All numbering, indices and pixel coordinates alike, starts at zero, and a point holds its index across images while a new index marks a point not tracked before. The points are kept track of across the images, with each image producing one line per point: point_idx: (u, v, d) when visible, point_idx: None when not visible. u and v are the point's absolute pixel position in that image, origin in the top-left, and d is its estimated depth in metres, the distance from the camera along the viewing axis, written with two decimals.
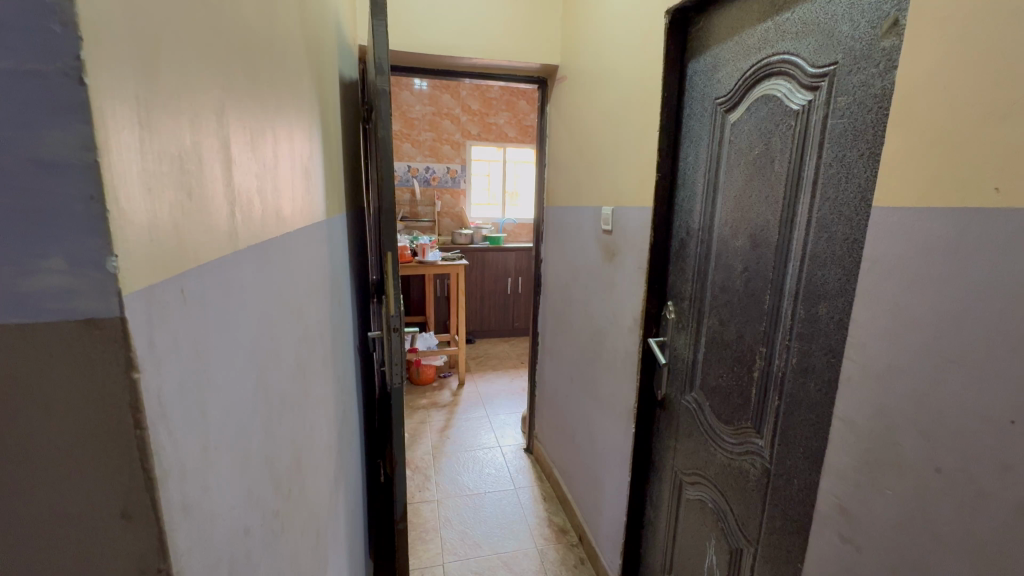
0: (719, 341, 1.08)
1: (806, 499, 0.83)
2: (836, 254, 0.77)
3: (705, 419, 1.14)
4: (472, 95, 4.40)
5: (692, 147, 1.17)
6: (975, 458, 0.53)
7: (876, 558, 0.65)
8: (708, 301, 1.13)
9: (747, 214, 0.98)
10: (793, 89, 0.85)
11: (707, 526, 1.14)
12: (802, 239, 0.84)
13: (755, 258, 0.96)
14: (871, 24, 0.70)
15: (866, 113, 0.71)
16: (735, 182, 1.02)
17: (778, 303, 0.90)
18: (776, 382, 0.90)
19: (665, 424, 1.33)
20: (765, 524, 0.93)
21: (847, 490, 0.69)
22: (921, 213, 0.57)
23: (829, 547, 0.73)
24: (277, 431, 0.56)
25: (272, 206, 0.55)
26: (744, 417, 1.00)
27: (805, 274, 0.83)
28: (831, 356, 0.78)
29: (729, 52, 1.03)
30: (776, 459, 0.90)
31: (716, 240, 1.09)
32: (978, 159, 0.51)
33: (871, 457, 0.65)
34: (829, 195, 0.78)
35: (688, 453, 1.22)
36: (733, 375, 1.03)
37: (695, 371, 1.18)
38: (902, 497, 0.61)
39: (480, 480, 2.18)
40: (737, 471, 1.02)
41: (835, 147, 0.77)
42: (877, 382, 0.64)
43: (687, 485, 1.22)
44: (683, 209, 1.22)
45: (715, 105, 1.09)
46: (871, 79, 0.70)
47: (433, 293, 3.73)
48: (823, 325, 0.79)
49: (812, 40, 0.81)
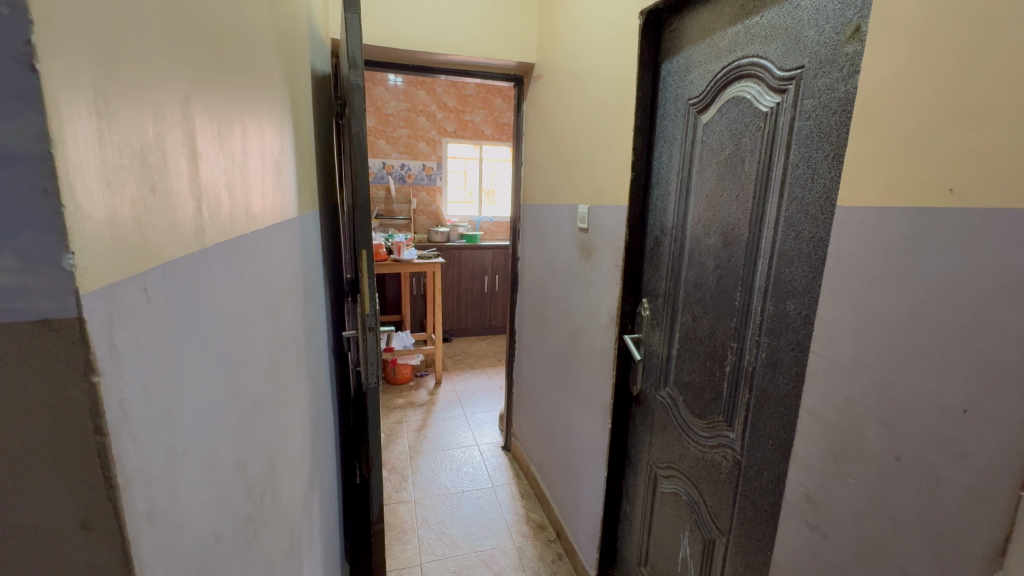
0: (692, 338, 1.10)
1: (774, 488, 0.86)
2: (802, 252, 0.79)
3: (679, 413, 1.16)
4: (448, 92, 4.37)
5: (666, 146, 1.19)
6: (932, 446, 0.55)
7: (841, 545, 0.68)
8: (681, 297, 1.15)
9: (718, 213, 1.01)
10: (762, 91, 0.88)
11: (680, 516, 1.17)
12: (770, 238, 0.87)
13: (726, 256, 0.98)
14: (835, 30, 0.72)
15: (830, 116, 0.74)
16: (707, 181, 1.04)
17: (749, 300, 0.92)
18: (748, 377, 0.93)
19: (640, 419, 1.35)
20: (736, 514, 0.96)
21: (814, 480, 0.72)
22: (881, 214, 0.60)
23: (797, 535, 0.76)
24: (249, 434, 0.55)
25: (240, 202, 0.53)
26: (716, 411, 1.02)
27: (774, 272, 0.86)
28: (798, 351, 0.80)
29: (701, 54, 1.05)
30: (748, 452, 0.92)
31: (689, 238, 1.12)
32: (935, 162, 0.54)
33: (835, 447, 0.68)
34: (797, 194, 0.80)
35: (662, 446, 1.24)
36: (705, 370, 1.06)
37: (669, 367, 1.21)
38: (865, 486, 0.64)
39: (458, 479, 2.17)
40: (710, 464, 1.04)
41: (802, 148, 0.79)
42: (842, 375, 0.67)
43: (662, 478, 1.25)
44: (657, 208, 1.24)
45: (687, 106, 1.11)
46: (836, 84, 0.72)
47: (409, 292, 3.70)
48: (791, 321, 0.82)
49: (779, 44, 0.83)
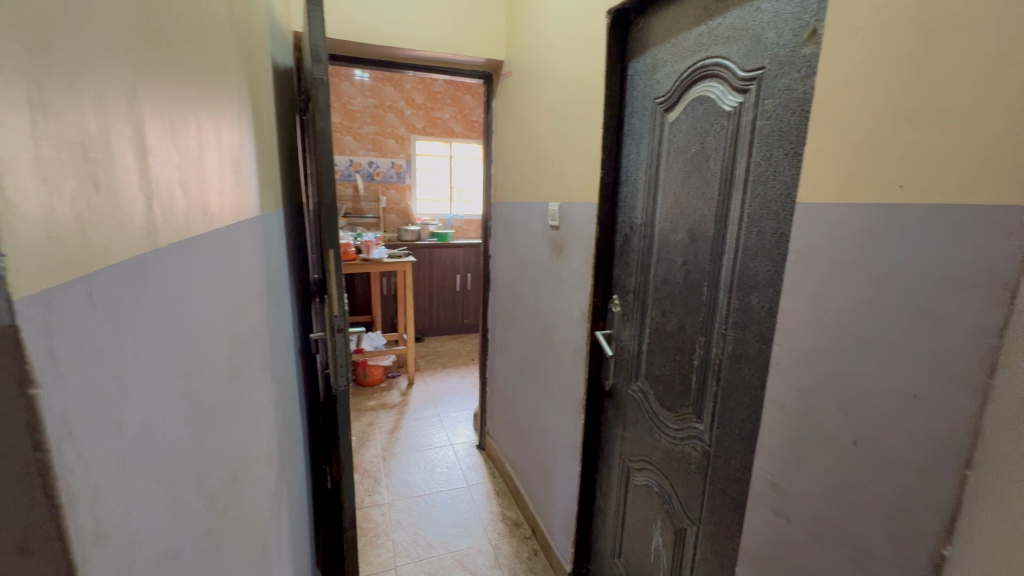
0: (662, 332, 1.13)
1: (741, 477, 0.89)
2: (765, 247, 0.82)
3: (650, 406, 1.19)
4: (416, 88, 4.31)
5: (635, 144, 1.21)
6: (887, 431, 0.58)
7: (804, 528, 0.70)
8: (651, 293, 1.17)
9: (684, 211, 1.03)
10: (725, 91, 0.90)
11: (653, 508, 1.19)
12: (735, 234, 0.89)
13: (693, 252, 1.01)
14: (793, 32, 0.74)
15: (790, 115, 0.76)
16: (674, 178, 1.07)
17: (715, 295, 0.95)
18: (715, 369, 0.95)
19: (613, 414, 1.37)
20: (706, 503, 0.98)
21: (778, 467, 0.74)
22: (838, 211, 0.63)
23: (763, 521, 0.78)
24: (209, 442, 0.52)
25: (196, 199, 0.50)
26: (685, 404, 1.05)
27: (738, 267, 0.88)
28: (762, 343, 0.83)
29: (666, 54, 1.07)
30: (715, 442, 0.95)
31: (657, 235, 1.14)
32: (887, 160, 0.56)
33: (798, 435, 0.71)
34: (759, 191, 0.83)
35: (634, 440, 1.26)
36: (674, 364, 1.08)
37: (639, 361, 1.23)
38: (825, 471, 0.66)
39: (432, 480, 2.15)
40: (680, 455, 1.07)
41: (763, 146, 0.81)
42: (803, 365, 0.69)
43: (634, 471, 1.27)
44: (626, 205, 1.26)
45: (654, 104, 1.13)
46: (795, 84, 0.75)
47: (379, 292, 3.64)
48: (755, 314, 0.85)
49: (741, 45, 0.86)
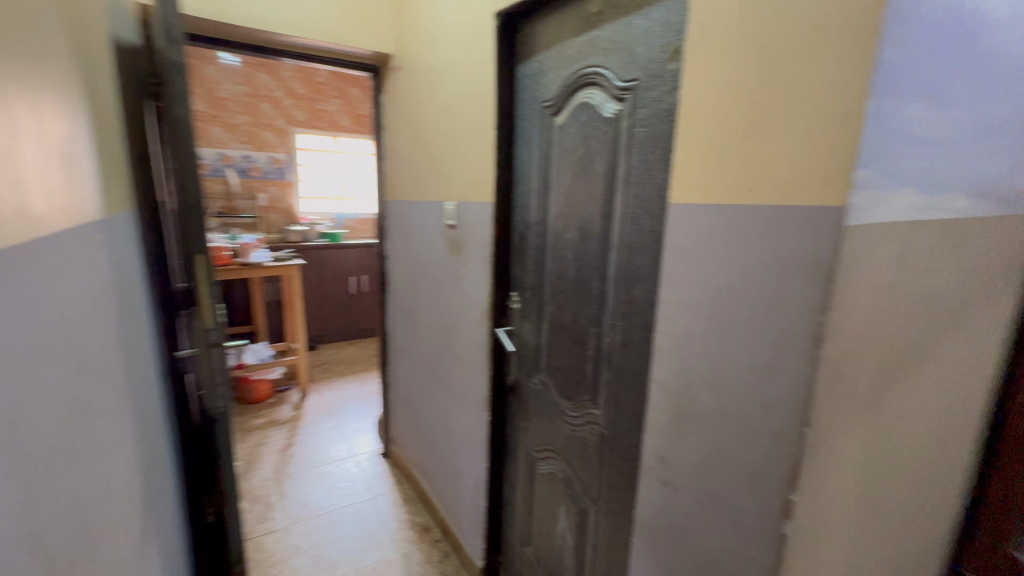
0: (558, 326, 1.18)
1: (633, 455, 0.97)
2: (645, 243, 0.90)
3: (550, 397, 1.24)
4: (296, 77, 3.99)
5: (526, 146, 1.25)
6: (747, 400, 0.68)
7: (686, 493, 0.79)
8: (547, 288, 1.22)
9: (574, 210, 1.09)
10: (605, 99, 0.97)
11: (557, 492, 1.25)
12: (619, 231, 0.96)
13: (583, 249, 1.07)
14: (660, 49, 0.83)
15: (660, 124, 0.84)
16: (563, 179, 1.12)
17: (603, 288, 1.02)
18: (606, 357, 1.02)
19: (517, 407, 1.41)
20: (604, 483, 1.06)
21: (663, 442, 0.83)
22: (702, 210, 0.71)
23: (652, 492, 0.86)
24: (42, 493, 0.43)
25: (10, 200, 0.41)
26: (582, 391, 1.11)
27: (623, 262, 0.96)
28: (646, 330, 0.91)
29: (552, 60, 1.12)
30: (610, 425, 1.02)
31: (550, 233, 1.19)
32: (737, 166, 0.66)
33: (677, 411, 0.79)
34: (638, 193, 0.90)
35: (538, 430, 1.32)
36: (570, 355, 1.15)
37: (539, 355, 1.28)
38: (701, 440, 0.75)
39: (333, 496, 2.02)
40: (579, 440, 1.13)
41: (639, 151, 0.89)
42: (679, 348, 0.78)
43: (539, 460, 1.32)
44: (521, 205, 1.30)
45: (542, 108, 1.17)
46: (663, 96, 0.83)
47: (262, 300, 3.31)
48: (639, 305, 0.92)
49: (617, 57, 0.93)
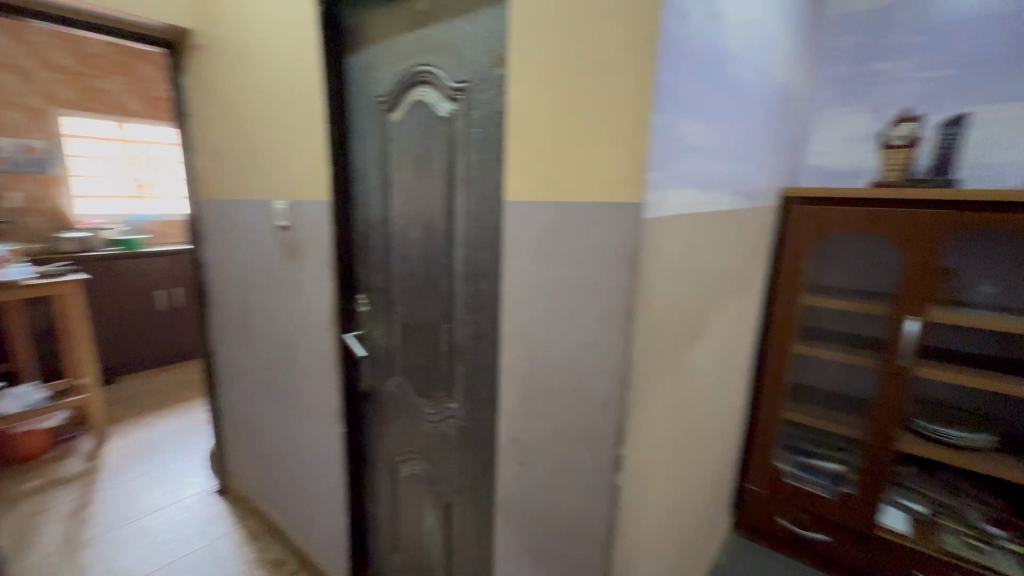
0: (410, 325, 1.17)
1: (490, 441, 1.01)
2: (486, 239, 0.94)
3: (407, 398, 1.23)
4: (54, 44, 3.16)
5: (362, 141, 1.20)
6: (581, 375, 0.77)
7: (538, 466, 0.86)
8: (395, 289, 1.20)
9: (417, 208, 1.09)
10: (439, 98, 0.98)
11: (420, 492, 1.26)
12: (461, 228, 0.99)
13: (429, 247, 1.08)
14: (487, 54, 0.87)
15: (491, 126, 0.89)
16: (403, 177, 1.11)
17: (451, 284, 1.04)
18: (459, 351, 1.05)
19: (373, 414, 1.36)
20: (465, 474, 1.09)
21: (515, 423, 0.88)
22: (532, 206, 0.78)
23: (509, 472, 0.92)
24: None
25: None
26: (438, 388, 1.12)
27: (468, 257, 0.99)
28: (493, 321, 0.96)
29: (383, 55, 1.09)
30: (467, 416, 1.06)
31: (395, 232, 1.17)
32: (558, 167, 0.73)
33: (525, 392, 0.86)
34: (477, 191, 0.94)
35: (397, 434, 1.29)
36: (424, 353, 1.15)
37: (393, 356, 1.25)
38: (546, 418, 0.83)
39: (153, 554, 1.69)
40: (439, 436, 1.15)
41: (475, 151, 0.93)
42: (522, 335, 0.84)
43: (400, 464, 1.30)
44: (361, 203, 1.25)
45: (376, 103, 1.14)
46: (493, 99, 0.88)
47: (23, 328, 2.57)
48: (485, 298, 0.97)
49: (447, 58, 0.95)
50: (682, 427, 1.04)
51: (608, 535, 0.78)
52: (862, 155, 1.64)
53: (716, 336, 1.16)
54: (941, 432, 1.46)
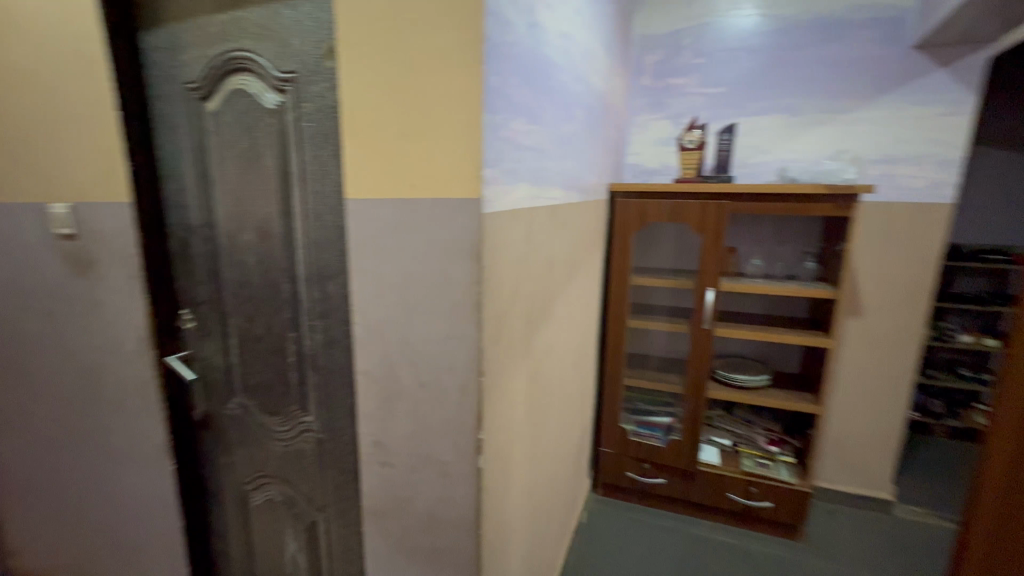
0: (250, 338, 1.06)
1: (351, 450, 0.96)
2: (329, 239, 0.89)
3: (253, 419, 1.11)
4: None
5: (171, 133, 1.04)
6: (438, 368, 0.78)
7: (403, 465, 0.86)
8: (228, 299, 1.07)
9: (247, 208, 0.98)
10: (263, 88, 0.90)
11: (280, 518, 1.15)
12: (301, 229, 0.92)
13: (265, 251, 0.98)
14: (314, 44, 0.82)
15: (325, 120, 0.84)
16: (227, 174, 0.99)
17: (295, 290, 0.96)
18: (310, 360, 0.98)
19: (213, 443, 1.21)
20: (328, 489, 1.03)
21: (376, 426, 0.87)
22: (376, 204, 0.76)
23: (374, 476, 0.90)
24: None
25: None
26: (289, 403, 1.04)
27: (311, 260, 0.92)
28: (345, 325, 0.90)
29: (189, 35, 0.96)
30: (324, 428, 1.00)
31: (222, 236, 1.04)
32: (399, 165, 0.73)
33: (384, 393, 0.84)
34: (315, 188, 0.88)
35: (245, 461, 1.16)
36: (270, 368, 1.05)
37: (232, 376, 1.11)
38: (408, 415, 0.83)
39: None
40: (295, 454, 1.06)
41: (309, 146, 0.87)
42: (377, 336, 0.82)
43: (252, 492, 1.17)
44: (176, 204, 1.08)
45: (186, 89, 0.99)
46: (325, 92, 0.83)
47: None
48: (333, 301, 0.91)
49: (270, 46, 0.87)
50: (538, 404, 1.13)
51: (476, 516, 0.82)
52: (667, 156, 1.96)
53: (562, 319, 1.29)
54: (734, 378, 1.83)
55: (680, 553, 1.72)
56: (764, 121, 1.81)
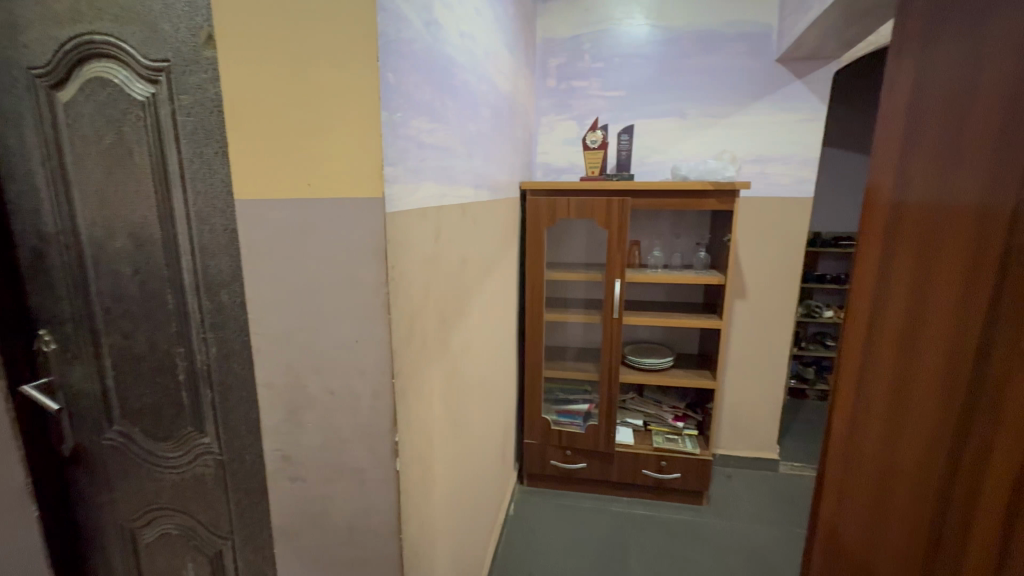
0: (130, 358, 0.95)
1: (258, 469, 0.90)
2: (220, 244, 0.82)
3: (138, 447, 0.99)
4: None
5: (14, 127, 0.90)
6: (348, 374, 0.76)
7: (316, 477, 0.82)
8: (100, 315, 0.94)
9: (118, 211, 0.87)
10: (130, 77, 0.80)
11: (179, 553, 1.05)
12: (186, 234, 0.84)
13: (143, 259, 0.88)
14: (190, 31, 0.75)
15: (208, 115, 0.77)
16: (90, 174, 0.87)
17: (182, 300, 0.88)
18: (204, 376, 0.90)
19: (89, 480, 1.06)
20: (233, 514, 0.95)
21: (283, 440, 0.82)
22: (270, 205, 0.72)
23: (285, 494, 0.85)
24: None
25: None
26: (182, 425, 0.94)
27: (200, 267, 0.84)
28: (243, 335, 0.84)
29: (30, 13, 0.83)
30: (225, 449, 0.92)
31: (87, 244, 0.91)
32: (294, 163, 0.70)
33: (290, 405, 0.80)
34: (200, 189, 0.81)
35: (131, 495, 1.04)
36: (157, 388, 0.94)
37: (109, 401, 0.99)
38: (318, 425, 0.79)
39: None
40: (192, 480, 0.97)
41: (191, 143, 0.79)
42: (279, 345, 0.78)
43: (141, 529, 1.05)
44: (25, 209, 0.94)
45: (30, 76, 0.86)
46: (205, 84, 0.76)
47: None
48: (228, 310, 0.84)
49: (135, 31, 0.78)
50: (457, 402, 1.14)
51: (398, 521, 0.81)
52: (574, 156, 2.05)
53: (479, 316, 1.30)
54: (643, 362, 1.97)
55: (602, 530, 1.82)
56: (658, 123, 1.96)
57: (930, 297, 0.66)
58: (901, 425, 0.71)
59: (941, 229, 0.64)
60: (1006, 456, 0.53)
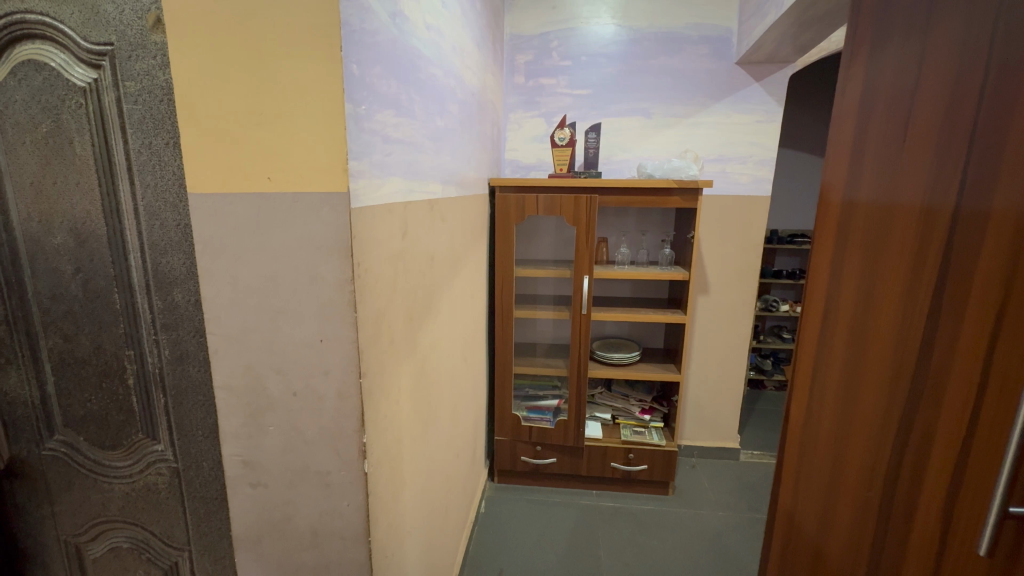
0: (72, 362, 0.88)
1: (217, 475, 0.86)
2: (172, 240, 0.77)
3: (84, 457, 0.93)
4: None
5: None
6: (312, 375, 0.74)
7: (279, 482, 0.79)
8: (38, 316, 0.88)
9: (57, 205, 0.81)
10: (68, 61, 0.75)
11: (130, 567, 0.99)
12: (134, 229, 0.79)
13: (86, 255, 0.82)
14: (136, 14, 0.71)
15: (156, 102, 0.73)
16: (24, 164, 0.81)
17: (130, 300, 0.83)
18: (156, 380, 0.85)
19: (28, 494, 0.99)
20: (190, 523, 0.91)
21: (244, 444, 0.79)
22: (227, 199, 0.69)
23: (246, 500, 0.81)
24: None
25: None
26: (132, 432, 0.89)
27: (150, 265, 0.80)
28: (198, 336, 0.80)
29: None
30: (180, 456, 0.87)
31: (22, 239, 0.84)
32: (251, 154, 0.67)
33: (251, 407, 0.77)
34: (148, 181, 0.76)
35: (75, 508, 0.97)
36: (103, 394, 0.89)
37: (50, 408, 0.92)
38: (281, 428, 0.77)
39: None
40: (144, 490, 0.92)
41: (138, 133, 0.75)
42: (238, 345, 0.74)
43: (88, 544, 0.99)
44: None
45: None
46: (153, 70, 0.72)
47: None
48: (182, 310, 0.80)
49: (74, 11, 0.73)
50: (427, 400, 1.13)
51: (365, 522, 0.79)
52: (542, 152, 2.06)
53: (448, 312, 1.29)
54: (611, 357, 2.01)
55: (572, 523, 1.84)
56: (624, 122, 1.99)
57: (878, 291, 0.69)
58: (851, 412, 0.75)
59: (888, 227, 0.67)
60: (946, 438, 0.57)
